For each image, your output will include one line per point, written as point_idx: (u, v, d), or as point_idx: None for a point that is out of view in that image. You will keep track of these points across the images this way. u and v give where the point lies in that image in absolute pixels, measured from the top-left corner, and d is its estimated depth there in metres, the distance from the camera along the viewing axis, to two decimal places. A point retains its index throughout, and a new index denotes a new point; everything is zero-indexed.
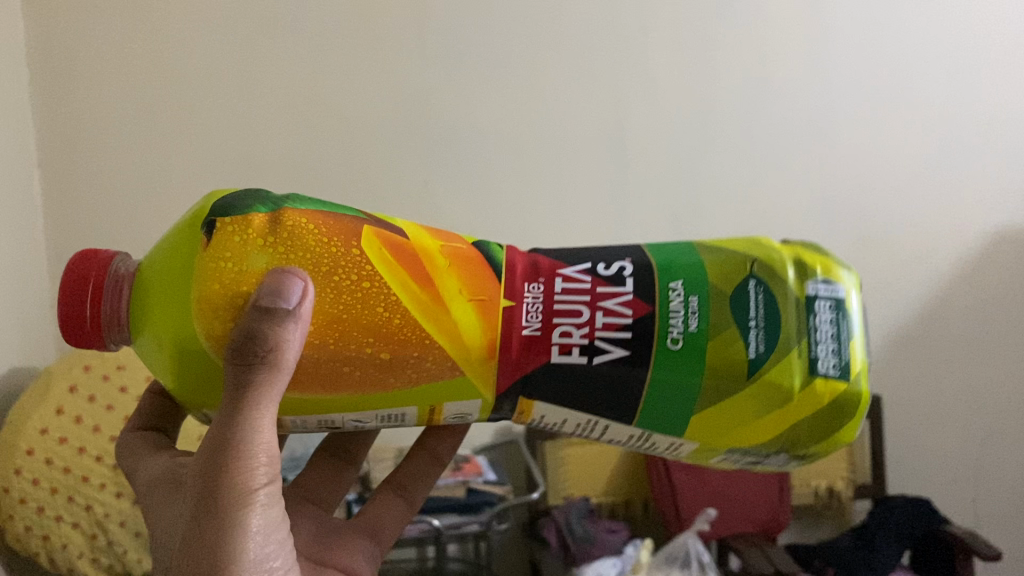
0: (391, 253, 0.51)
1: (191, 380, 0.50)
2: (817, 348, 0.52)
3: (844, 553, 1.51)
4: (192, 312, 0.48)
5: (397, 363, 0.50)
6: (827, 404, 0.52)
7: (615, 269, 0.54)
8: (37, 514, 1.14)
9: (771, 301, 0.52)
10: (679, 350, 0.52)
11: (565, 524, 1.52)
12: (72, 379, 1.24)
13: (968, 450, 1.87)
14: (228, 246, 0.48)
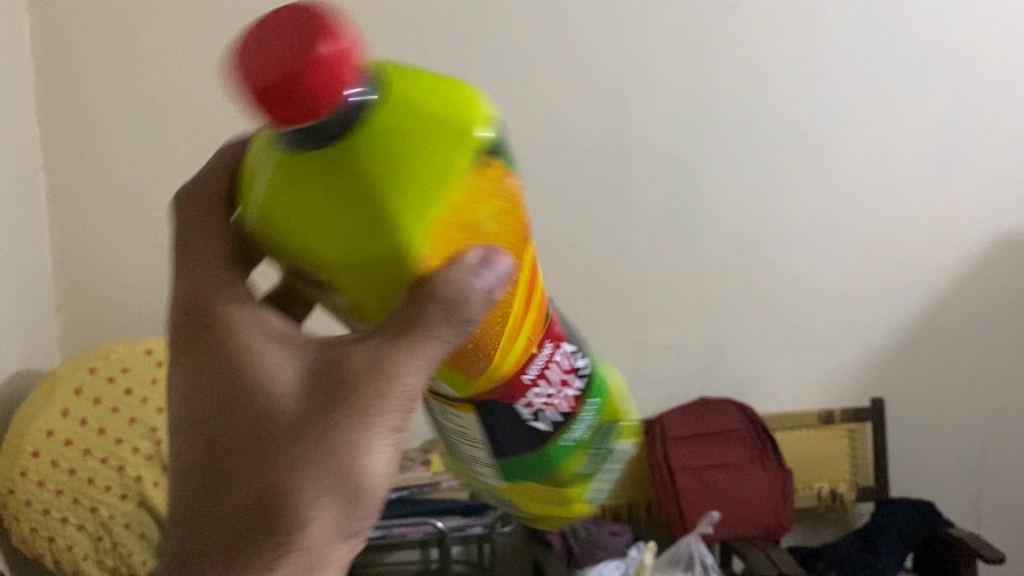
0: (533, 269, 0.46)
1: (362, 258, 0.39)
2: (601, 484, 0.55)
3: (848, 556, 1.51)
4: (421, 208, 0.38)
5: (472, 351, 0.44)
6: (570, 520, 0.56)
7: (582, 363, 0.50)
8: (42, 516, 1.16)
9: (615, 441, 0.54)
10: (564, 451, 0.50)
11: (568, 525, 1.52)
12: (77, 381, 1.24)
13: (971, 453, 1.86)
14: (485, 182, 0.41)
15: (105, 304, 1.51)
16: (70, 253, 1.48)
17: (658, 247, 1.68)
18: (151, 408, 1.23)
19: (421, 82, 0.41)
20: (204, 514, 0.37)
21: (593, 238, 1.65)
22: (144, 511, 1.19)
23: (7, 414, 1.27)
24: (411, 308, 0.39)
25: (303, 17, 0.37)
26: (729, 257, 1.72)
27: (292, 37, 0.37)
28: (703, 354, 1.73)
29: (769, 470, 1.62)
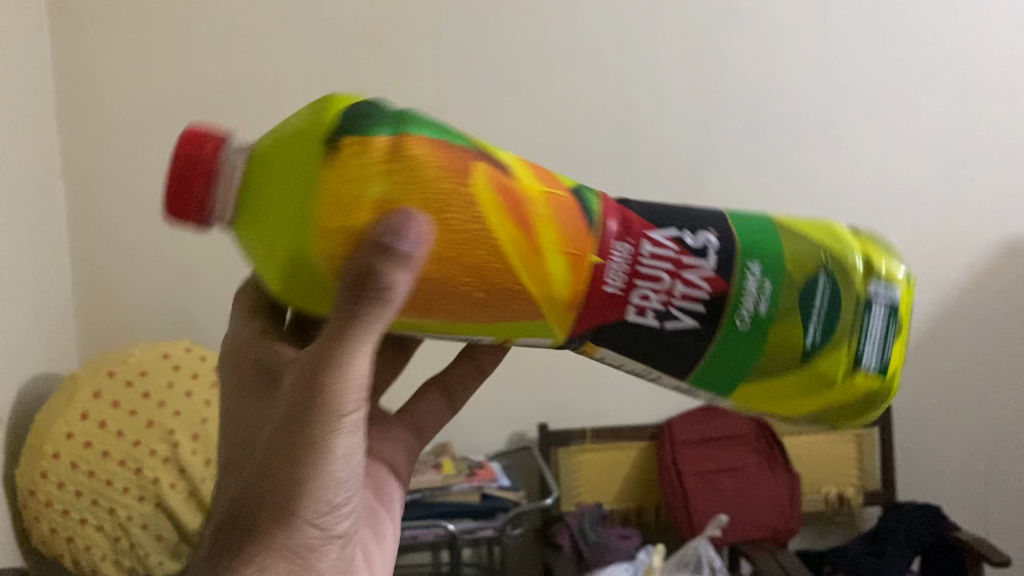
0: (499, 198, 0.48)
1: (298, 284, 0.48)
2: (866, 343, 0.51)
3: (855, 560, 1.52)
4: (308, 230, 0.46)
5: (492, 298, 0.48)
6: (870, 400, 0.52)
7: (700, 240, 0.51)
8: (61, 517, 1.20)
9: (834, 300, 0.51)
10: (745, 329, 0.51)
11: (577, 529, 1.54)
12: (96, 386, 1.26)
13: (978, 459, 1.87)
14: (353, 167, 0.46)
15: (122, 307, 1.53)
16: (87, 258, 1.51)
17: None
18: (168, 412, 1.26)
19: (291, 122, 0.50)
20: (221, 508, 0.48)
21: None
22: (160, 512, 1.22)
23: (24, 416, 1.29)
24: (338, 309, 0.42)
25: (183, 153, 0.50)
26: None
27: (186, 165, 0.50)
28: None
29: (775, 474, 1.63)
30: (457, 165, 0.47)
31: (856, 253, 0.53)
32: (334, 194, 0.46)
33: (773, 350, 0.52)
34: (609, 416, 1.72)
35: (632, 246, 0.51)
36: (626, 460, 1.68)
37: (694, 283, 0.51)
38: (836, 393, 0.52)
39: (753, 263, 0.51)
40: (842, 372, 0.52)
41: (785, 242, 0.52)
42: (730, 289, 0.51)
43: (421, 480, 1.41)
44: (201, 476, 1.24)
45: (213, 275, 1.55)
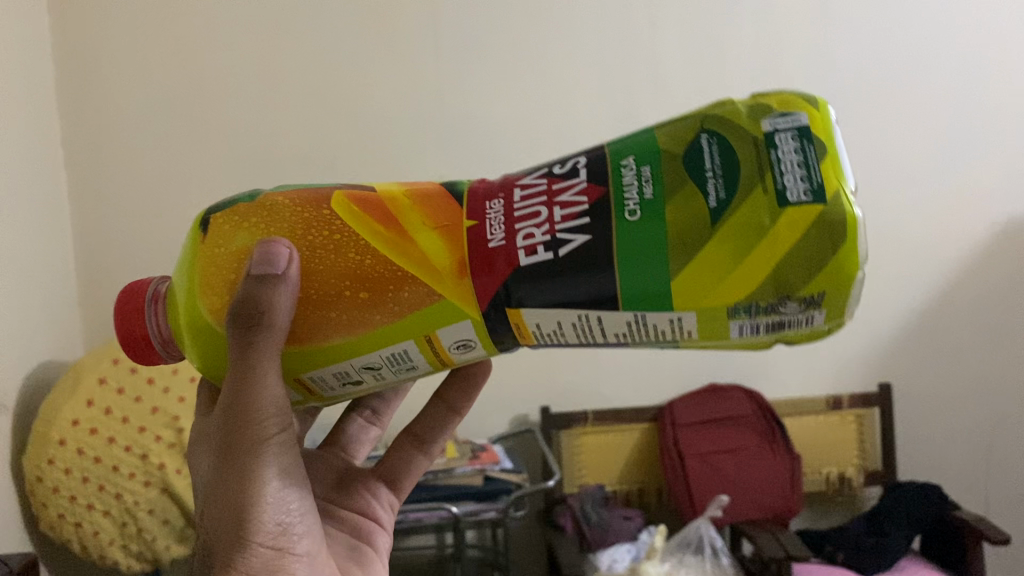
0: (359, 205, 0.45)
1: (210, 355, 0.48)
2: (783, 178, 0.38)
3: (855, 539, 1.54)
4: (191, 295, 0.46)
5: (373, 300, 0.43)
6: (826, 237, 0.38)
7: (570, 165, 0.43)
8: (68, 503, 1.21)
9: (727, 149, 0.40)
10: (639, 222, 0.40)
11: (580, 511, 1.55)
12: (101, 372, 1.28)
13: (979, 439, 1.88)
14: (218, 234, 0.46)
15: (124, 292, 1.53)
16: (91, 245, 1.51)
17: None
18: (173, 398, 1.27)
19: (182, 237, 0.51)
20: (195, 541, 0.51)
21: None
22: (166, 497, 1.25)
23: (30, 402, 1.29)
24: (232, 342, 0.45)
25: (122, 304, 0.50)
26: None
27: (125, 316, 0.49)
28: None
29: (777, 454, 1.64)
30: (313, 196, 0.46)
31: (742, 106, 0.42)
32: (208, 257, 0.46)
33: (687, 235, 0.39)
34: (611, 400, 1.73)
35: (503, 198, 0.43)
36: (628, 443, 1.69)
37: (571, 202, 0.42)
38: (781, 243, 0.38)
39: (627, 159, 0.41)
40: (770, 219, 0.38)
41: (662, 129, 0.42)
42: (612, 192, 0.41)
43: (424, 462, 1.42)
44: None
45: None
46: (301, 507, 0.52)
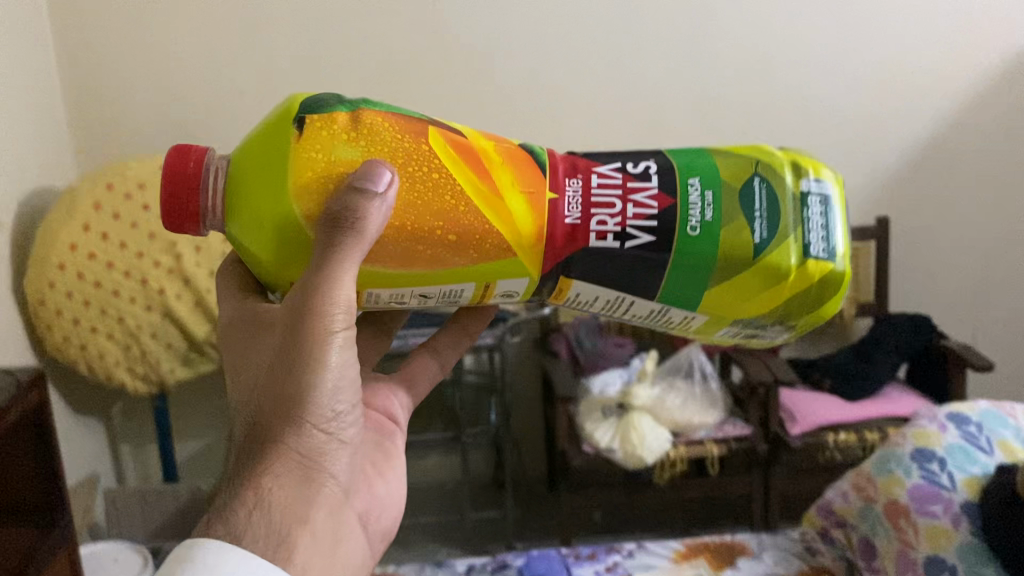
0: (456, 151, 0.50)
1: (284, 252, 0.50)
2: (810, 235, 0.53)
3: (843, 367, 1.57)
4: (285, 195, 0.48)
5: (457, 244, 0.50)
6: (824, 290, 0.55)
7: (642, 167, 0.52)
8: (73, 326, 1.24)
9: (773, 198, 0.53)
10: (698, 237, 0.52)
11: (574, 338, 1.59)
12: (95, 197, 1.25)
13: (975, 277, 1.86)
14: (318, 142, 0.49)
15: (112, 118, 1.49)
16: (75, 64, 1.46)
17: (671, 58, 1.62)
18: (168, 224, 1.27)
19: (253, 130, 0.51)
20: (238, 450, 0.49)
21: (596, 50, 1.59)
22: (168, 322, 1.30)
23: (27, 223, 1.29)
24: (322, 238, 0.47)
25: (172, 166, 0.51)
26: (744, 73, 1.65)
27: (177, 183, 0.51)
28: None
29: None
30: (415, 129, 0.50)
31: (784, 162, 0.55)
32: (304, 164, 0.48)
33: (732, 254, 0.52)
34: None
35: (582, 178, 0.52)
36: None
37: (643, 203, 0.51)
38: (794, 284, 0.54)
39: (692, 178, 0.52)
40: (794, 263, 0.53)
41: (720, 160, 0.54)
42: (679, 204, 0.52)
43: None
44: (206, 287, 1.30)
45: (199, 80, 1.50)
46: (349, 406, 0.51)
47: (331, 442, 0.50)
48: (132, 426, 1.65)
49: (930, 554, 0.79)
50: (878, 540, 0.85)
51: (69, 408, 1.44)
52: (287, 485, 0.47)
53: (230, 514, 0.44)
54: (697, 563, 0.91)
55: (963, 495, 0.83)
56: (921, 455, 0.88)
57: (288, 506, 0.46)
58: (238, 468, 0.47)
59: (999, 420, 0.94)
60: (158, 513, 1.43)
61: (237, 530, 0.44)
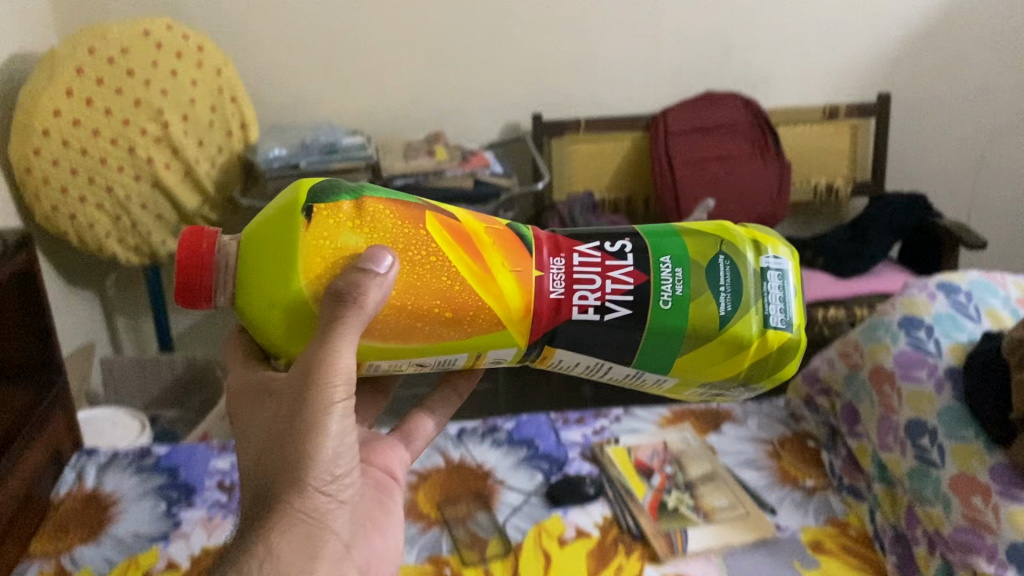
0: (453, 238, 0.49)
1: (293, 332, 0.49)
2: (770, 306, 0.53)
3: (836, 245, 1.58)
4: (292, 281, 0.47)
5: (451, 321, 0.49)
6: (783, 357, 0.55)
7: (620, 245, 0.52)
8: (60, 195, 1.22)
9: (737, 273, 0.53)
10: (669, 310, 0.52)
11: (568, 215, 1.56)
12: (77, 61, 1.19)
13: (972, 153, 1.83)
14: (324, 230, 0.47)
15: None
16: None
17: None
18: (153, 91, 1.24)
19: (260, 213, 0.50)
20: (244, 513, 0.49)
21: None
22: (157, 192, 1.29)
23: (8, 89, 1.26)
24: (324, 316, 0.46)
25: (186, 244, 0.50)
26: None
27: (193, 259, 0.50)
28: (713, 46, 1.66)
29: (766, 162, 1.62)
30: (411, 215, 0.49)
31: (745, 238, 0.54)
32: (314, 248, 0.47)
33: (698, 330, 0.52)
34: (607, 108, 1.68)
35: (564, 257, 0.51)
36: (620, 150, 1.65)
37: (620, 279, 0.51)
38: (755, 352, 0.54)
39: (665, 257, 0.52)
40: (755, 331, 0.53)
41: (689, 239, 0.53)
42: (652, 282, 0.52)
43: (409, 166, 1.35)
44: (195, 157, 1.31)
45: None
46: (351, 469, 0.50)
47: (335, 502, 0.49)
48: (125, 299, 1.65)
49: (911, 418, 0.81)
50: (862, 405, 0.87)
51: (62, 280, 1.44)
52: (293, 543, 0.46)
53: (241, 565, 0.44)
54: (683, 426, 0.94)
55: (948, 362, 0.84)
56: (908, 323, 0.89)
57: (295, 565, 0.45)
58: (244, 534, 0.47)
59: (987, 288, 0.95)
60: (156, 382, 1.45)
61: None
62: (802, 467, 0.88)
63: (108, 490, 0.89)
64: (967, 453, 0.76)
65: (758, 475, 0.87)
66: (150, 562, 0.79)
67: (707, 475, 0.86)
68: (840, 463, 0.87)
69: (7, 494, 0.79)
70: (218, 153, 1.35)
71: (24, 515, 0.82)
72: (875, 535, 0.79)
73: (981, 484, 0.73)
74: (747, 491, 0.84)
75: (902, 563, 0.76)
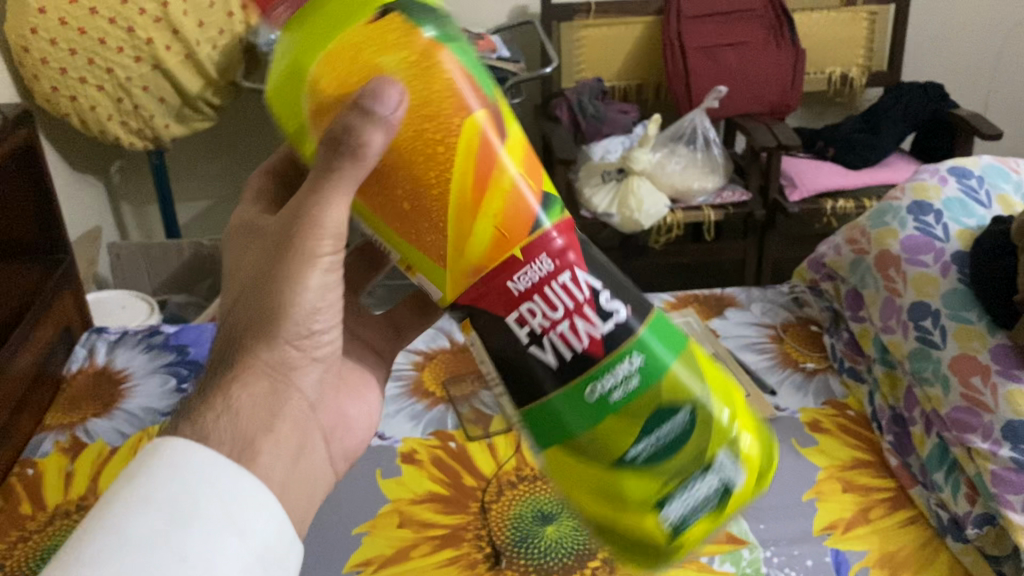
0: (478, 149, 0.33)
1: (282, 111, 0.36)
2: (681, 501, 0.36)
3: (848, 136, 1.55)
4: (307, 59, 0.34)
5: (408, 219, 0.35)
6: (647, 554, 0.37)
7: (614, 309, 0.35)
8: (60, 76, 1.21)
9: (682, 440, 0.36)
10: (588, 402, 0.35)
11: (576, 103, 1.52)
12: None
13: (993, 40, 1.78)
14: (377, 38, 0.33)
15: None
16: None
17: None
18: None
19: None
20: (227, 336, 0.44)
21: None
22: (159, 74, 1.26)
23: None
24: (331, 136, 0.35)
25: None
26: None
27: None
28: None
29: (781, 49, 1.57)
30: (469, 93, 0.34)
31: (740, 431, 0.37)
32: (346, 55, 0.34)
33: (593, 447, 0.36)
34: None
35: (553, 266, 0.34)
36: (630, 37, 1.61)
37: (584, 332, 0.35)
38: (627, 526, 0.37)
39: (637, 351, 0.35)
40: (644, 506, 0.36)
41: (683, 364, 0.36)
42: (602, 363, 0.35)
43: None
44: (195, 40, 1.26)
45: None
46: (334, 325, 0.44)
47: (308, 356, 0.44)
48: (131, 185, 1.65)
49: (915, 301, 0.81)
50: (866, 290, 0.87)
51: (66, 164, 1.43)
52: (256, 390, 0.41)
53: (198, 416, 0.39)
54: (686, 311, 0.97)
55: (955, 247, 0.84)
56: (918, 209, 0.88)
57: (255, 420, 0.40)
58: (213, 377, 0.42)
59: (1001, 173, 0.94)
60: (163, 269, 1.46)
61: (203, 431, 0.38)
62: (805, 351, 0.91)
63: (118, 366, 0.90)
64: (970, 334, 0.76)
65: (760, 357, 0.89)
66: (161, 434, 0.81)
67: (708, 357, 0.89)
68: (841, 346, 0.89)
69: (19, 367, 0.81)
70: (219, 34, 1.29)
71: (38, 388, 0.84)
72: (873, 416, 0.81)
73: (981, 364, 0.74)
74: (747, 372, 0.86)
75: (898, 443, 0.77)
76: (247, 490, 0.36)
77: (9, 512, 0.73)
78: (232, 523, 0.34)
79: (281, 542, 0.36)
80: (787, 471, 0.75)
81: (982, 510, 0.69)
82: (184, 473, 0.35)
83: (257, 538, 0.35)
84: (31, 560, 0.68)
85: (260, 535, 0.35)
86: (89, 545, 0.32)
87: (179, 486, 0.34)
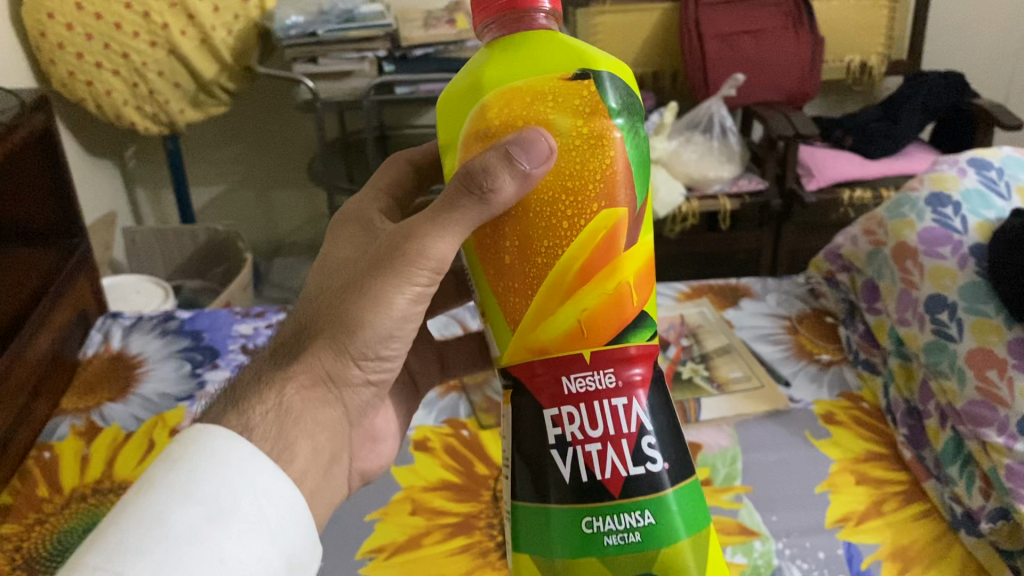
0: (598, 238, 0.37)
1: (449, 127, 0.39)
2: None
3: (866, 124, 1.54)
4: (490, 92, 0.37)
5: (504, 275, 0.38)
6: None
7: (654, 456, 0.37)
8: (76, 61, 1.22)
9: None
10: (579, 532, 0.37)
11: None
12: None
13: (1015, 28, 1.75)
14: (559, 101, 0.37)
15: None
16: None
17: None
18: None
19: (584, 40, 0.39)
20: (297, 328, 0.44)
21: None
22: (174, 59, 1.26)
23: None
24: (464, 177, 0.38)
25: None
26: None
27: None
28: None
29: (799, 36, 1.56)
30: (621, 191, 0.37)
31: None
32: (522, 97, 0.37)
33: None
34: None
35: (613, 383, 0.37)
36: (646, 24, 1.60)
37: (615, 463, 0.37)
38: None
39: (651, 510, 0.37)
40: None
41: (695, 545, 0.37)
42: (614, 501, 0.37)
43: (431, 35, 1.33)
44: (210, 24, 1.25)
45: None
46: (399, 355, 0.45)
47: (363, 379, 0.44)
48: (146, 171, 1.66)
49: (932, 293, 0.80)
50: (882, 281, 0.87)
51: (82, 149, 1.44)
52: (309, 392, 0.42)
53: (247, 407, 0.40)
54: (700, 302, 0.98)
55: (973, 239, 0.83)
56: (936, 200, 0.88)
57: (302, 424, 0.41)
58: (269, 370, 0.42)
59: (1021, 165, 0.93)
60: (176, 253, 1.47)
61: (249, 425, 0.39)
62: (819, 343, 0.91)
63: (133, 351, 0.91)
64: (987, 328, 0.75)
65: (774, 347, 0.90)
66: (176, 420, 0.81)
67: (722, 347, 0.90)
68: (856, 337, 0.88)
69: (37, 349, 0.82)
70: (235, 19, 1.28)
71: (54, 371, 0.84)
72: (887, 408, 0.81)
73: (998, 358, 0.73)
74: (761, 363, 0.87)
75: (912, 435, 0.77)
76: (284, 494, 0.37)
77: (25, 494, 0.74)
78: (268, 527, 0.36)
79: (305, 550, 0.38)
80: (799, 461, 0.75)
81: (997, 504, 0.67)
82: (227, 471, 0.36)
83: (286, 540, 0.37)
84: (47, 542, 0.69)
85: (291, 538, 0.37)
86: (135, 531, 0.34)
87: (222, 483, 0.36)
